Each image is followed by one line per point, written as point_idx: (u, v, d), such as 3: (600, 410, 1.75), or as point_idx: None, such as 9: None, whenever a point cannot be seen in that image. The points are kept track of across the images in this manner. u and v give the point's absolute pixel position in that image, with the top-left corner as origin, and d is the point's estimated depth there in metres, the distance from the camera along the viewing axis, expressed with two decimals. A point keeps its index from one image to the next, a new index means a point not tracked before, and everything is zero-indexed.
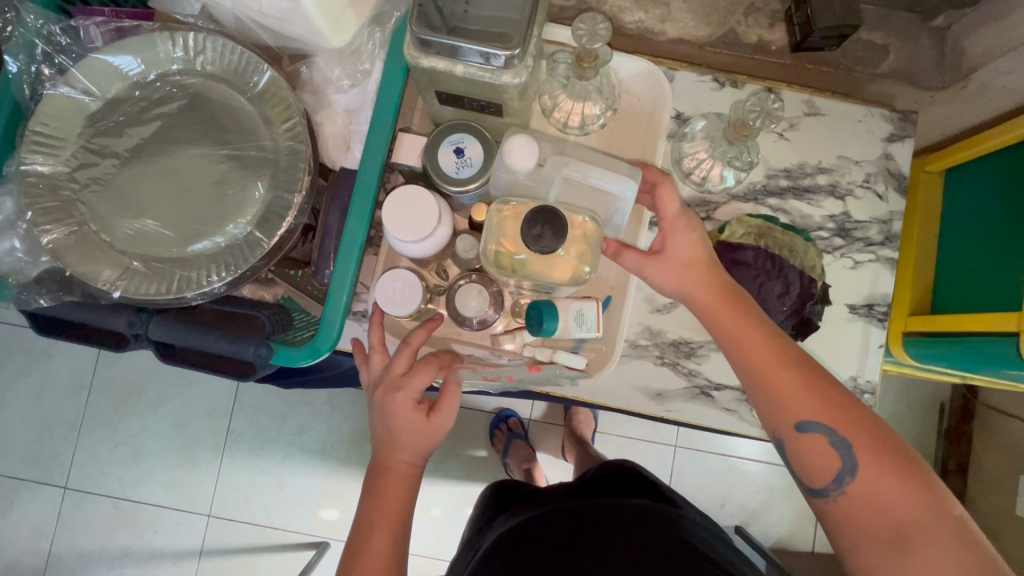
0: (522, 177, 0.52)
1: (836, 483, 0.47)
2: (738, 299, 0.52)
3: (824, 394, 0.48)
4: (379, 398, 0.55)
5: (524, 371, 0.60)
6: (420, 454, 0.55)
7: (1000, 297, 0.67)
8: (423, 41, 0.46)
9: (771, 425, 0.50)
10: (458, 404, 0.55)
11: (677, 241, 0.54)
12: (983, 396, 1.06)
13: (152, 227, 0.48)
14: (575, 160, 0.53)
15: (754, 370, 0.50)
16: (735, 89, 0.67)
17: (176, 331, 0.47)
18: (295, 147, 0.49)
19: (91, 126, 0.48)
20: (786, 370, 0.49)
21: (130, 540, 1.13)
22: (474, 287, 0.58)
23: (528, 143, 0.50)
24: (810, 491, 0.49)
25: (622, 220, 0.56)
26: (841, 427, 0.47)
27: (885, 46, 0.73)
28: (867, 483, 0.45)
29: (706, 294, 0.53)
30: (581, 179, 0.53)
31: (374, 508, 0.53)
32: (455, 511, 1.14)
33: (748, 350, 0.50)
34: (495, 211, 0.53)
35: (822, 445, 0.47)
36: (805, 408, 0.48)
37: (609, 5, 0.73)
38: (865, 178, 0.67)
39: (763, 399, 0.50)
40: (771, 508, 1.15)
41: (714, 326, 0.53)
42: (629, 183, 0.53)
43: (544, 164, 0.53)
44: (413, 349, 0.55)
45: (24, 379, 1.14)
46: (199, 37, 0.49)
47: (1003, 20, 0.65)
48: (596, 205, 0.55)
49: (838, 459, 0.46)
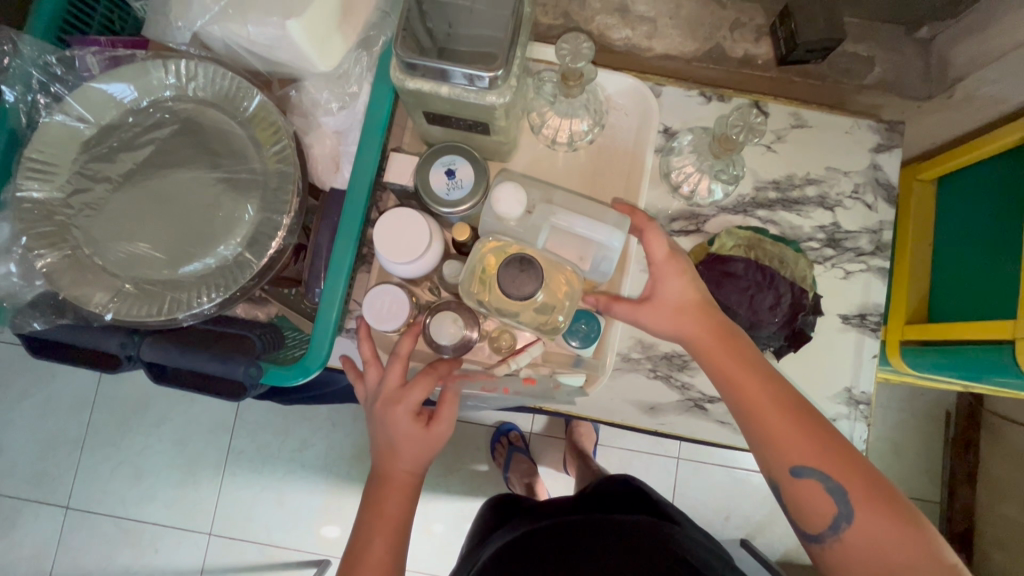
0: (512, 223, 0.54)
1: (832, 529, 0.46)
2: (732, 342, 0.52)
3: (817, 436, 0.48)
4: (379, 410, 0.54)
5: (519, 383, 0.60)
6: (421, 463, 0.54)
7: (994, 305, 0.66)
8: (410, 65, 0.47)
9: (765, 468, 0.49)
10: (457, 411, 0.54)
11: (670, 288, 0.53)
12: (988, 402, 1.05)
13: (144, 249, 0.49)
14: (562, 210, 0.55)
15: (747, 414, 0.50)
16: (722, 102, 0.67)
17: (167, 352, 0.48)
18: (284, 169, 0.50)
19: (85, 153, 0.49)
20: (778, 415, 0.49)
21: (131, 559, 1.13)
22: (448, 314, 0.56)
23: (517, 191, 0.52)
24: (806, 535, 0.49)
25: (610, 267, 0.57)
26: (836, 473, 0.46)
27: (870, 58, 0.75)
28: (862, 532, 0.45)
29: (700, 339, 0.53)
30: (567, 228, 0.54)
31: (372, 518, 0.53)
32: (457, 527, 1.13)
33: (741, 394, 0.50)
34: (481, 252, 0.54)
35: (817, 491, 0.47)
36: (798, 452, 0.47)
37: (596, 24, 0.76)
38: (854, 189, 0.68)
39: (758, 443, 0.49)
40: (778, 520, 1.13)
41: (709, 371, 0.52)
42: (614, 233, 0.53)
43: (533, 212, 0.55)
44: (403, 358, 0.54)
45: (27, 398, 1.14)
46: (191, 65, 0.50)
47: (986, 30, 0.66)
48: (581, 254, 0.56)
49: (833, 505, 0.46)
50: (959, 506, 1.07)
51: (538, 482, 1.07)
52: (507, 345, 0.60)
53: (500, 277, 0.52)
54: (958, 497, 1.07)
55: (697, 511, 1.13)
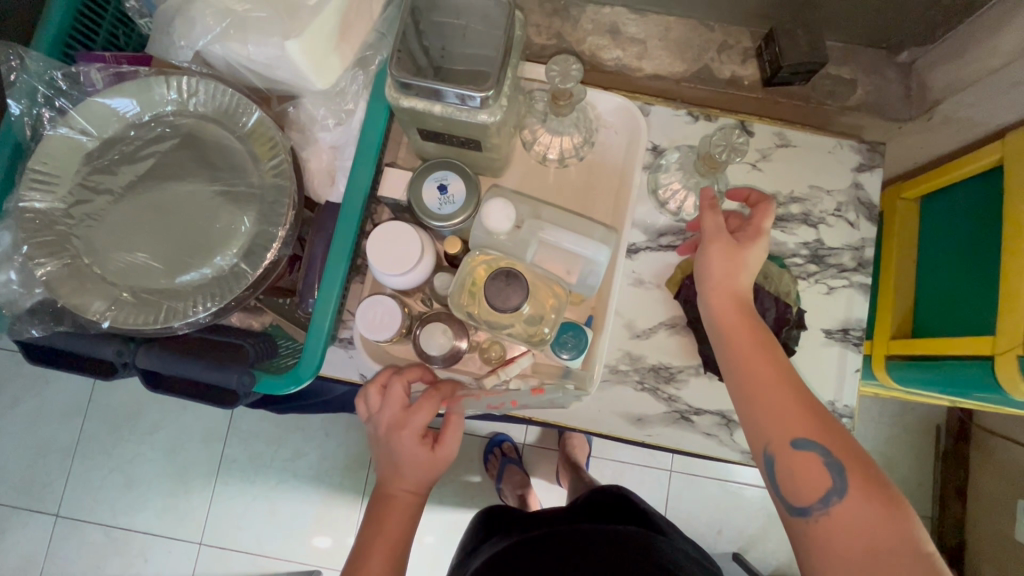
0: (501, 237, 0.56)
1: (822, 503, 0.45)
2: (752, 315, 0.52)
3: (821, 416, 0.47)
4: (383, 435, 0.54)
5: (527, 395, 0.60)
6: (424, 483, 0.55)
7: (975, 321, 0.68)
8: (404, 84, 0.48)
9: (763, 438, 0.48)
10: (463, 432, 0.55)
11: (751, 252, 0.53)
12: (977, 418, 1.06)
13: (142, 259, 0.51)
14: (550, 225, 0.57)
15: (758, 377, 0.49)
16: (709, 122, 0.69)
17: (163, 358, 0.48)
18: (280, 183, 0.52)
19: (88, 165, 0.51)
20: (789, 389, 0.48)
21: (120, 569, 1.12)
22: (439, 325, 0.58)
23: (506, 207, 0.53)
24: (791, 509, 0.47)
25: (596, 281, 0.59)
26: (837, 449, 0.46)
27: (852, 81, 0.78)
28: (853, 509, 0.44)
29: (727, 303, 0.52)
30: (554, 243, 0.57)
31: (374, 534, 0.53)
32: (448, 538, 1.13)
33: (755, 358, 0.50)
34: (471, 266, 0.55)
35: (814, 463, 0.46)
36: (803, 425, 0.47)
37: (588, 44, 0.79)
38: (836, 207, 0.69)
39: (762, 408, 0.48)
40: (769, 534, 1.14)
41: (724, 336, 0.52)
42: (601, 248, 0.57)
43: (522, 227, 0.57)
44: (405, 381, 0.55)
45: (21, 405, 1.14)
46: (193, 81, 0.52)
47: (962, 55, 0.69)
48: (569, 267, 0.58)
49: (828, 479, 0.45)
50: (949, 522, 1.07)
51: (530, 493, 1.07)
52: (496, 356, 0.60)
53: (487, 290, 0.53)
54: (948, 512, 1.08)
55: (689, 524, 1.14)
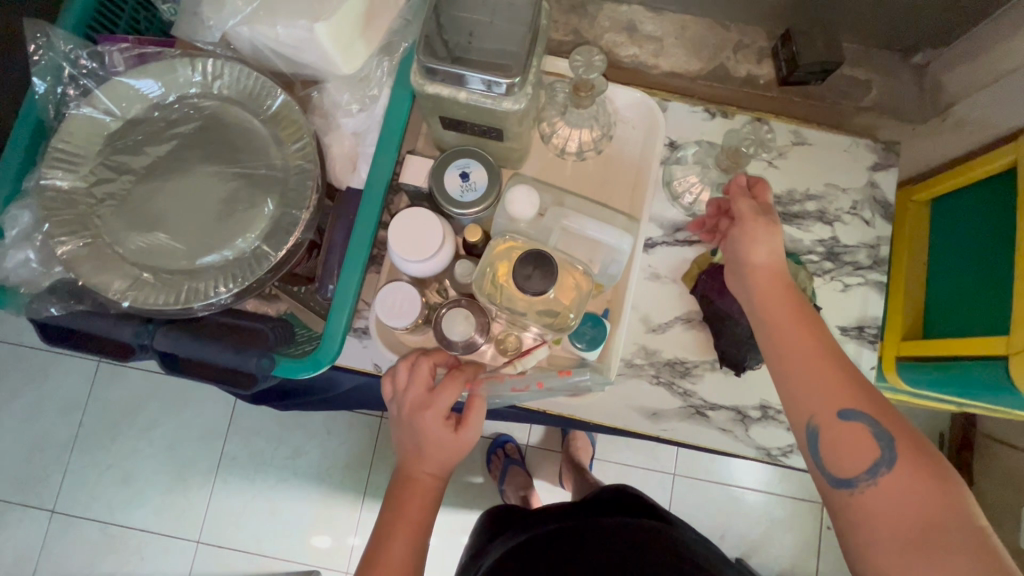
0: (523, 224, 0.57)
1: (868, 474, 0.44)
2: (792, 290, 0.52)
3: (866, 388, 0.47)
4: (407, 416, 0.54)
5: (555, 376, 0.60)
6: (445, 467, 0.54)
7: (988, 320, 0.68)
8: (430, 69, 0.49)
9: (806, 412, 0.47)
10: (485, 416, 0.55)
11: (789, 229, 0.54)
12: (982, 425, 1.06)
13: (163, 239, 0.50)
14: (573, 213, 0.58)
15: (800, 350, 0.49)
16: (726, 118, 0.69)
17: (181, 341, 0.48)
18: (304, 165, 0.51)
19: (109, 145, 0.51)
20: (832, 361, 0.48)
21: (114, 567, 1.11)
22: (460, 311, 0.57)
23: (530, 194, 0.54)
24: (834, 482, 0.46)
25: (617, 270, 0.60)
26: (886, 420, 0.45)
27: (867, 82, 0.81)
28: (900, 480, 0.43)
29: (767, 278, 0.53)
30: (578, 231, 0.57)
31: (394, 518, 0.52)
32: (449, 540, 1.12)
33: (797, 331, 0.50)
34: (494, 252, 0.55)
35: (862, 436, 0.45)
36: (847, 395, 0.46)
37: (605, 41, 0.80)
38: (852, 205, 0.70)
39: (804, 380, 0.48)
40: (772, 541, 1.13)
41: (764, 310, 0.52)
42: (624, 236, 0.57)
43: (545, 215, 0.57)
44: (429, 362, 0.55)
45: (19, 397, 1.13)
46: (218, 64, 0.52)
47: (977, 58, 0.69)
48: (591, 256, 0.58)
49: (876, 449, 0.44)
50: None
51: (534, 495, 1.06)
52: (514, 348, 0.59)
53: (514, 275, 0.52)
54: None
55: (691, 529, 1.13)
